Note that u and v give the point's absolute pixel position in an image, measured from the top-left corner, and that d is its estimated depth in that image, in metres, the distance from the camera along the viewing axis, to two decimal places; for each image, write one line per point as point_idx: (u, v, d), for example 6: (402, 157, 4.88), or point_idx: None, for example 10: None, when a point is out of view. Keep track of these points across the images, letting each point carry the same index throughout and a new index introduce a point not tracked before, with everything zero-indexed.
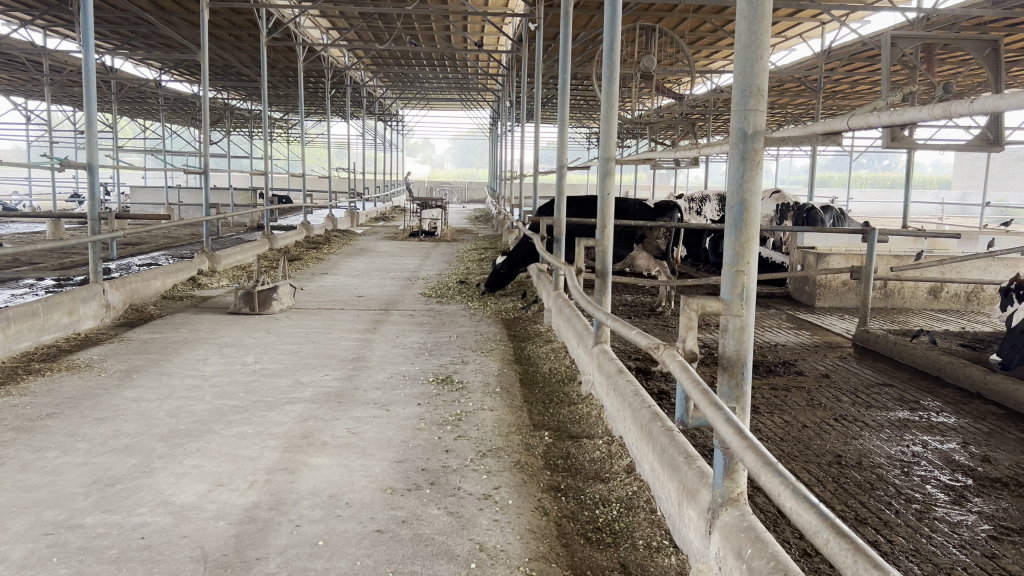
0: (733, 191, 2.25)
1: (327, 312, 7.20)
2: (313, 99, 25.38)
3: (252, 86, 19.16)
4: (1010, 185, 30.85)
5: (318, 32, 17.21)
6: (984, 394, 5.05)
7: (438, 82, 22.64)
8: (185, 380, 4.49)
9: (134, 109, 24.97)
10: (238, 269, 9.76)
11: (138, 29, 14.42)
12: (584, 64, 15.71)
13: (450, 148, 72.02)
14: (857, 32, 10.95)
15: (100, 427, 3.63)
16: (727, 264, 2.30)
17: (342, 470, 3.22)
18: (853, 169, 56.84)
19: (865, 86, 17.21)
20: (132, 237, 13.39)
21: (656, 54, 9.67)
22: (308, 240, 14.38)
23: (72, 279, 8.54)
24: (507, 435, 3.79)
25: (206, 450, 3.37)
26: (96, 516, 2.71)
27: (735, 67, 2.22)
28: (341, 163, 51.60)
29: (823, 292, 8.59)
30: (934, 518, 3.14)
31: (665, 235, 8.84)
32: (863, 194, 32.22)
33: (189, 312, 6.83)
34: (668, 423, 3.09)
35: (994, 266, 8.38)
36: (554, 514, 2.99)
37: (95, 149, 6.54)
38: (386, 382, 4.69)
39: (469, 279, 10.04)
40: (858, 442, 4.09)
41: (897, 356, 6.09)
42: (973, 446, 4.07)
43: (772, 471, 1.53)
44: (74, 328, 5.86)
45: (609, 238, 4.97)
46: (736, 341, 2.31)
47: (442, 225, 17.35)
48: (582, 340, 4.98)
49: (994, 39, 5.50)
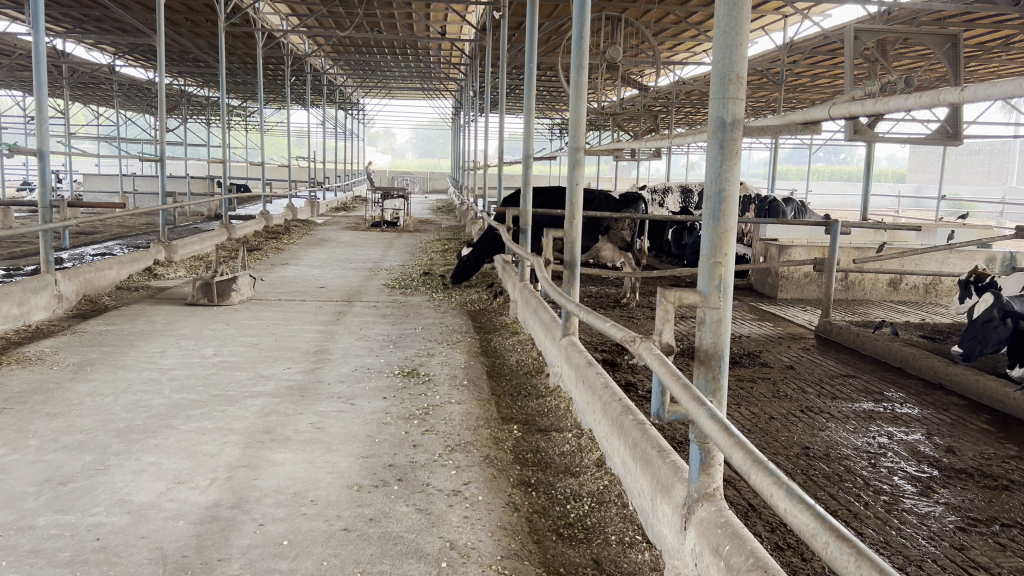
0: (711, 181, 2.21)
1: (289, 304, 7.02)
2: (272, 86, 24.84)
3: (210, 72, 18.62)
4: (961, 179, 31.87)
5: (279, 18, 16.81)
6: (946, 385, 5.17)
7: (401, 70, 22.32)
8: (141, 374, 4.31)
9: (85, 95, 24.09)
10: (196, 259, 9.47)
11: (90, 12, 13.87)
12: (549, 55, 15.66)
13: (412, 138, 71.36)
14: (819, 26, 11.10)
15: (52, 422, 3.45)
16: (704, 255, 2.27)
17: (306, 466, 3.11)
18: (811, 161, 57.94)
19: (824, 80, 17.55)
20: (85, 226, 12.94)
21: (621, 44, 9.61)
22: (267, 229, 14.08)
23: (22, 270, 8.18)
24: (475, 429, 3.72)
25: (164, 447, 3.23)
26: (48, 516, 2.56)
27: (714, 54, 2.17)
28: (301, 152, 50.83)
29: (785, 284, 8.71)
30: (903, 509, 3.18)
31: (630, 227, 8.83)
32: (821, 185, 32.93)
33: (145, 304, 6.59)
34: (640, 417, 3.05)
35: (952, 258, 8.58)
36: (525, 510, 2.93)
37: (45, 135, 6.25)
38: (350, 375, 4.58)
39: (433, 270, 9.93)
40: (825, 433, 4.13)
41: (860, 347, 6.19)
42: (937, 437, 4.14)
43: (765, 470, 1.49)
44: (24, 319, 5.59)
45: (578, 228, 4.91)
46: (713, 333, 2.27)
47: (405, 215, 17.18)
48: (550, 331, 4.93)
49: (954, 34, 5.59)
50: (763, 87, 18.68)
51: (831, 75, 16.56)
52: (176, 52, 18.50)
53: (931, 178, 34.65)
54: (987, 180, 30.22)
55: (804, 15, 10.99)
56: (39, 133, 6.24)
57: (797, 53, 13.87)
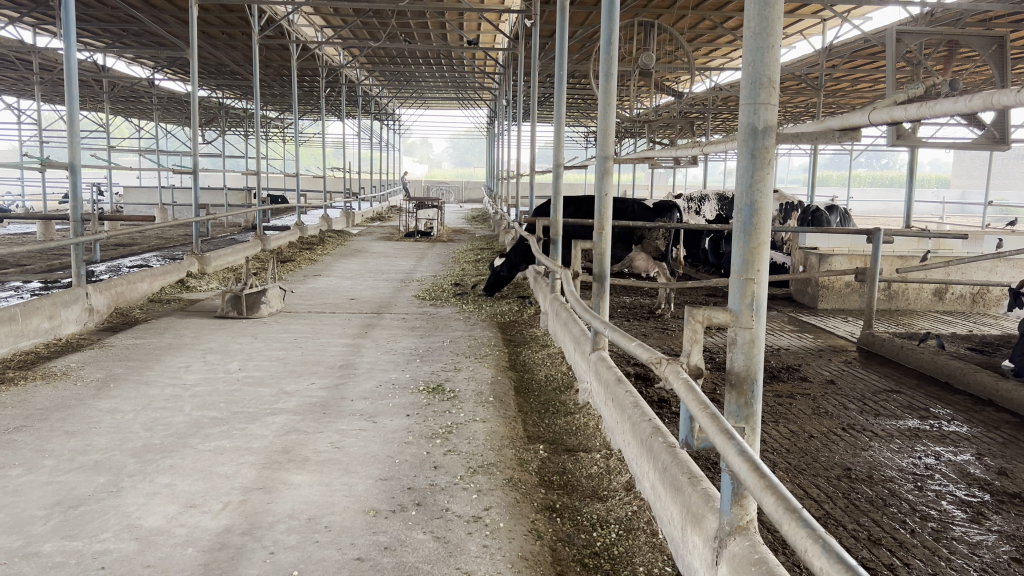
0: (743, 192, 2.05)
1: (318, 316, 6.99)
2: (308, 98, 25.18)
3: (246, 85, 18.97)
4: (1009, 184, 30.63)
5: (314, 31, 17.01)
6: (996, 401, 4.88)
7: (434, 81, 22.46)
8: (164, 391, 4.28)
9: (126, 108, 24.73)
10: (228, 271, 9.53)
11: (129, 27, 14.22)
12: (582, 62, 15.49)
13: (448, 148, 71.90)
14: (859, 29, 10.72)
15: (70, 441, 3.42)
16: (735, 272, 2.11)
17: (323, 489, 3.02)
18: (853, 167, 56.70)
19: (866, 84, 17.09)
20: (123, 238, 13.24)
21: (655, 50, 9.39)
22: (302, 240, 14.18)
23: (59, 282, 8.35)
24: (499, 449, 3.60)
25: (180, 467, 3.18)
26: (55, 542, 2.51)
27: (744, 58, 2.03)
28: (337, 163, 51.67)
29: (826, 294, 8.41)
30: (952, 538, 2.97)
31: (665, 236, 8.60)
32: (862, 192, 32.19)
33: (175, 317, 6.62)
34: (670, 439, 2.89)
35: (1000, 267, 8.20)
36: (548, 537, 2.79)
37: (77, 149, 6.32)
38: (374, 392, 4.49)
39: (464, 280, 9.84)
40: (868, 453, 3.91)
41: (904, 361, 5.93)
42: (988, 458, 3.88)
43: (798, 520, 1.33)
44: (55, 333, 5.65)
45: (607, 239, 4.75)
46: (746, 355, 2.10)
47: (439, 225, 17.21)
48: (580, 346, 4.78)
49: (1000, 36, 5.38)
50: (802, 92, 18.29)
51: (873, 79, 16.13)
52: (213, 65, 18.86)
53: (977, 182, 33.57)
54: None
55: (844, 19, 10.62)
56: (72, 147, 6.31)
57: (836, 58, 13.48)
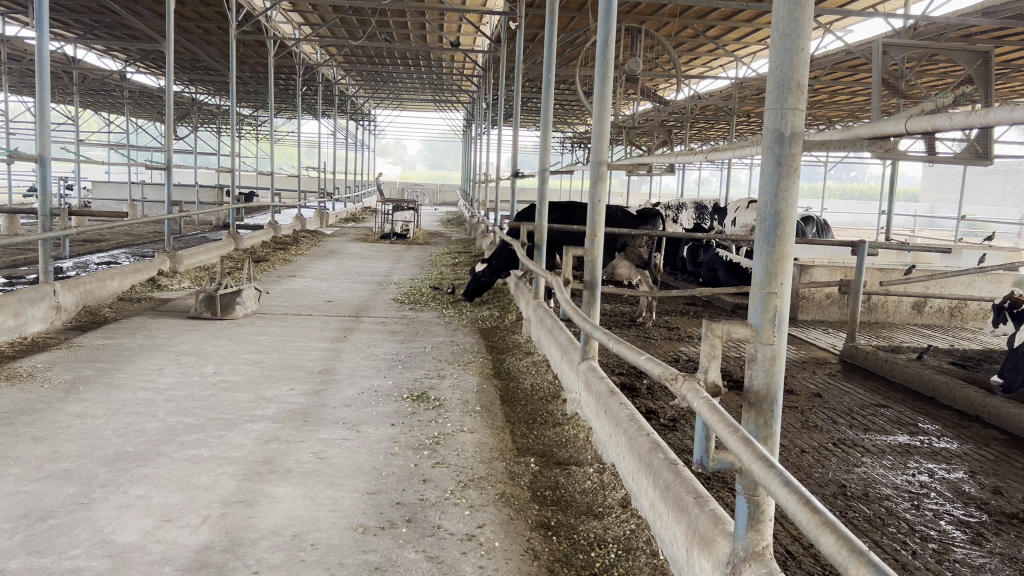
0: (767, 202, 1.95)
1: (294, 319, 6.78)
2: (284, 96, 24.82)
3: (221, 81, 18.63)
4: (977, 199, 31.18)
5: (291, 27, 16.72)
6: (983, 417, 4.89)
7: (414, 81, 22.28)
8: (136, 395, 4.06)
9: (96, 102, 24.13)
10: (201, 270, 9.25)
11: (101, 18, 13.85)
12: (565, 67, 15.44)
13: (424, 150, 71.53)
14: (843, 40, 10.81)
15: (36, 448, 3.21)
16: (756, 285, 2.01)
17: (307, 503, 2.87)
18: (823, 178, 57.37)
19: (843, 96, 17.29)
20: (91, 234, 12.87)
21: (640, 55, 9.32)
22: (276, 240, 13.88)
23: (23, 278, 8.02)
24: (489, 461, 3.47)
25: (155, 478, 2.99)
26: (20, 559, 2.32)
27: (771, 59, 1.94)
28: (311, 162, 51.08)
29: (807, 305, 8.41)
30: (954, 560, 2.91)
31: (648, 244, 8.57)
32: (835, 204, 32.61)
33: (146, 316, 6.38)
34: (671, 455, 2.78)
35: (978, 281, 8.31)
36: (545, 558, 2.66)
37: (47, 140, 6.05)
38: (357, 399, 4.32)
39: (443, 284, 9.69)
40: (861, 469, 3.86)
41: (887, 374, 5.93)
42: (981, 476, 3.85)
43: (869, 566, 1.18)
44: (20, 331, 5.39)
45: (598, 247, 4.65)
46: (766, 372, 2.01)
47: (415, 228, 16.99)
48: (567, 354, 4.66)
49: (986, 51, 5.29)
50: None
51: (851, 91, 16.34)
52: (187, 59, 18.48)
53: (947, 197, 34.17)
54: (1002, 201, 29.65)
55: (828, 30, 10.69)
56: (41, 138, 6.05)
57: (817, 69, 13.62)
